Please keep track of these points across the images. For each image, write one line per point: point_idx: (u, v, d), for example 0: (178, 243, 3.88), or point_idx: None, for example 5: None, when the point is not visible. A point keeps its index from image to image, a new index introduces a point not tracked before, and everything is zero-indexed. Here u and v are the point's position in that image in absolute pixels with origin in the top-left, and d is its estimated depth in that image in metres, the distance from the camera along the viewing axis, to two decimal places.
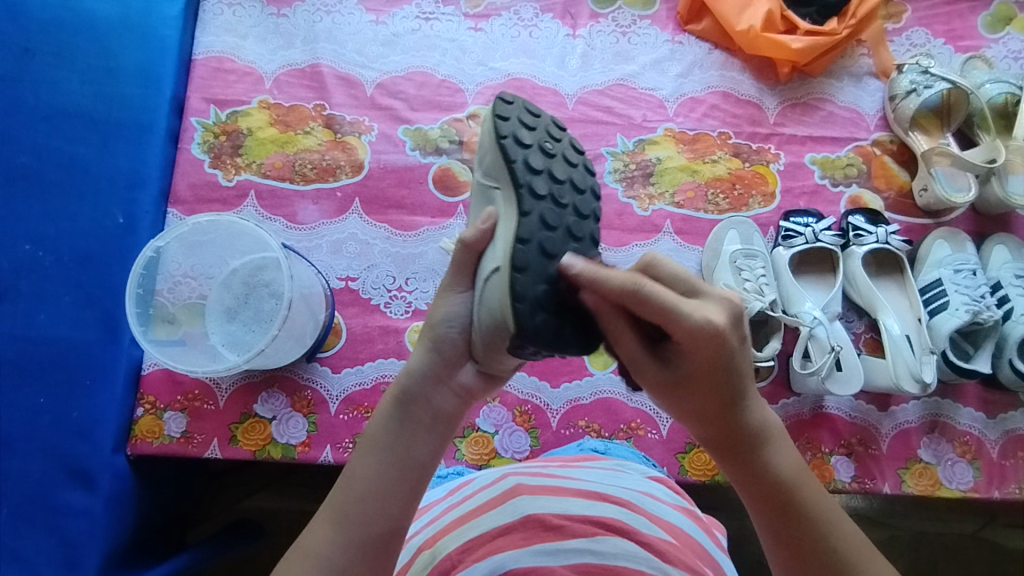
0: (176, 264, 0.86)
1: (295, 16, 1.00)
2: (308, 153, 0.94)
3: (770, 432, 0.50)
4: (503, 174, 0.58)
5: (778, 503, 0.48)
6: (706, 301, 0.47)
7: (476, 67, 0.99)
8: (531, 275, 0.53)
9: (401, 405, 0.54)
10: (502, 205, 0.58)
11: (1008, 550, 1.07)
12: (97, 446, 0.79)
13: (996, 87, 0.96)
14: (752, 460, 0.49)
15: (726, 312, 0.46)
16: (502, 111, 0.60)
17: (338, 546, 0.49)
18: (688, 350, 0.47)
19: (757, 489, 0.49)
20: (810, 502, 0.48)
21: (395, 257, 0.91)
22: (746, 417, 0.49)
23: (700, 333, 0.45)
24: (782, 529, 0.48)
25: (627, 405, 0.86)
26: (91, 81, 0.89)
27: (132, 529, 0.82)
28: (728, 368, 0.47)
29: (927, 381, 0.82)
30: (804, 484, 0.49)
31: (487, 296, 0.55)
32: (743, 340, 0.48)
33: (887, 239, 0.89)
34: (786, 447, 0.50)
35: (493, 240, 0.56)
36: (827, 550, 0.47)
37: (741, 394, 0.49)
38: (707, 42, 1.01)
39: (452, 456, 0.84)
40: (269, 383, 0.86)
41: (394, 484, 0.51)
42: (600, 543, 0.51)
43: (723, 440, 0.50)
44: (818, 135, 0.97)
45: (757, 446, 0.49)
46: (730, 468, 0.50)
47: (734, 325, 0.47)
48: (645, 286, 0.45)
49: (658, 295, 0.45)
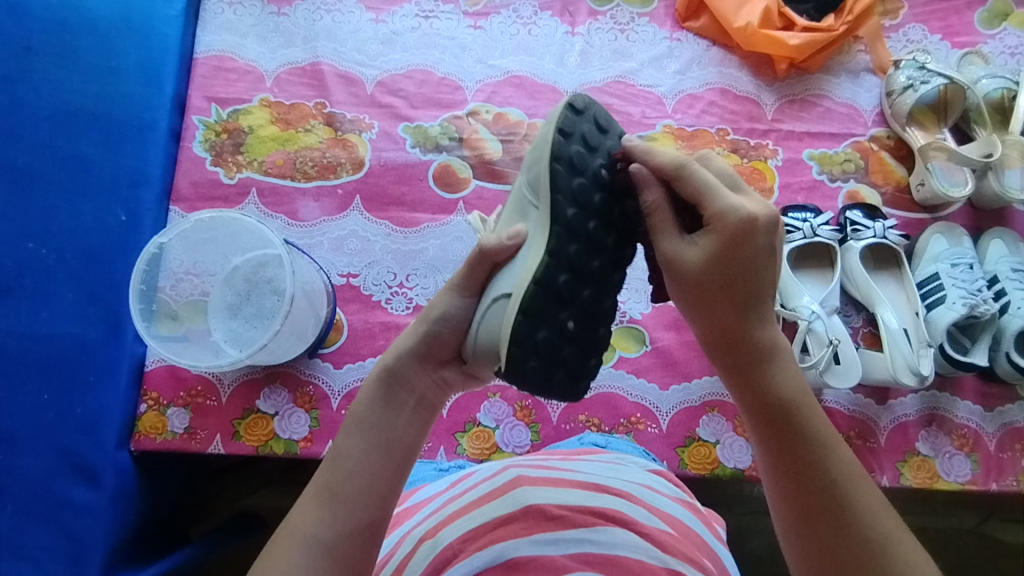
0: (178, 261, 0.87)
1: (295, 15, 1.01)
2: (309, 151, 0.95)
3: (777, 349, 0.55)
4: (545, 198, 0.56)
5: (774, 410, 0.53)
6: (747, 199, 0.53)
7: (476, 65, 1.00)
8: (537, 321, 0.54)
9: (386, 386, 0.57)
10: (533, 226, 0.57)
11: (1007, 544, 1.07)
12: (101, 442, 0.79)
13: (992, 82, 0.97)
14: (755, 371, 0.54)
15: (766, 213, 0.52)
16: (567, 125, 0.56)
17: (328, 522, 0.50)
18: (713, 243, 0.52)
19: (759, 396, 0.54)
20: (807, 418, 0.53)
21: (396, 253, 0.92)
22: (758, 329, 0.54)
23: (732, 221, 0.51)
24: (779, 445, 0.52)
25: (627, 399, 0.87)
26: (95, 79, 0.88)
27: (135, 525, 0.82)
28: (753, 268, 0.52)
29: (924, 374, 0.82)
30: (803, 401, 0.53)
31: (488, 317, 0.57)
32: (774, 251, 0.52)
33: (885, 234, 0.90)
34: (790, 368, 0.55)
35: (513, 262, 0.57)
36: (820, 469, 0.51)
37: (761, 303, 0.54)
38: (704, 39, 1.02)
39: (454, 450, 0.84)
40: (271, 379, 0.86)
41: (381, 463, 0.53)
42: (600, 533, 0.51)
43: (732, 347, 0.55)
44: (816, 131, 0.98)
45: (763, 360, 0.54)
46: (732, 372, 0.55)
47: (771, 229, 0.52)
48: (691, 166, 0.53)
49: (701, 176, 0.52)
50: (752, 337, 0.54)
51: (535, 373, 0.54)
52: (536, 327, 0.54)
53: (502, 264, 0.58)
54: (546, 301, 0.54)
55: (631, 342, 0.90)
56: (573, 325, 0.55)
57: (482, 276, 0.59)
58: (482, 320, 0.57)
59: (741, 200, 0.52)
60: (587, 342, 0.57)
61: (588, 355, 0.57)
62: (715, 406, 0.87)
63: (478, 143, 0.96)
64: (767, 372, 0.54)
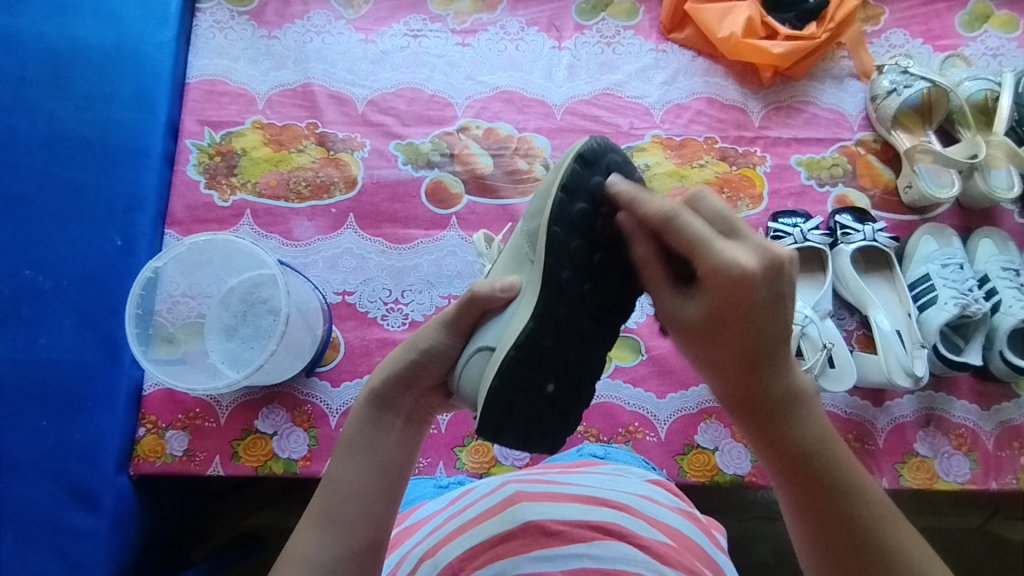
0: (174, 284, 0.88)
1: (285, 38, 1.02)
2: (302, 171, 0.95)
3: (801, 395, 0.50)
4: (539, 257, 0.54)
5: (800, 463, 0.49)
6: (742, 246, 0.48)
7: (465, 81, 1.01)
8: (514, 384, 0.53)
9: (375, 408, 0.58)
10: (527, 279, 0.56)
11: (1012, 542, 1.07)
12: (100, 467, 0.80)
13: (975, 84, 0.98)
14: (772, 426, 0.50)
15: (761, 261, 0.46)
16: (574, 181, 0.53)
17: (326, 547, 0.52)
18: (709, 297, 0.48)
19: (784, 452, 0.50)
20: (833, 467, 0.49)
21: (390, 270, 0.92)
22: (773, 380, 0.49)
23: (724, 276, 0.46)
24: (801, 497, 0.49)
25: (624, 408, 0.87)
26: (87, 107, 0.88)
27: (136, 549, 0.82)
28: (758, 320, 0.47)
29: (919, 375, 0.83)
30: (829, 448, 0.49)
31: (472, 365, 0.56)
32: (780, 295, 0.47)
33: (875, 236, 0.91)
34: (816, 414, 0.50)
35: (503, 315, 0.56)
36: (849, 519, 0.48)
37: (772, 351, 0.48)
38: (690, 50, 1.03)
39: (454, 465, 0.85)
40: (269, 400, 0.86)
41: (375, 483, 0.55)
42: (599, 547, 0.52)
43: (746, 401, 0.50)
44: (803, 137, 0.99)
45: (788, 411, 0.50)
46: (755, 427, 0.51)
47: (770, 277, 0.47)
48: (682, 217, 0.47)
49: (691, 225, 0.47)
50: (766, 391, 0.49)
51: (512, 429, 0.54)
52: (513, 390, 0.53)
53: (492, 313, 0.57)
54: (530, 367, 0.53)
55: (627, 351, 0.90)
56: (553, 388, 0.54)
57: (469, 321, 0.57)
58: (465, 367, 0.57)
59: (734, 246, 0.47)
60: (567, 406, 0.56)
61: (566, 418, 0.57)
62: (713, 412, 0.87)
63: (469, 159, 0.97)
64: (792, 420, 0.50)
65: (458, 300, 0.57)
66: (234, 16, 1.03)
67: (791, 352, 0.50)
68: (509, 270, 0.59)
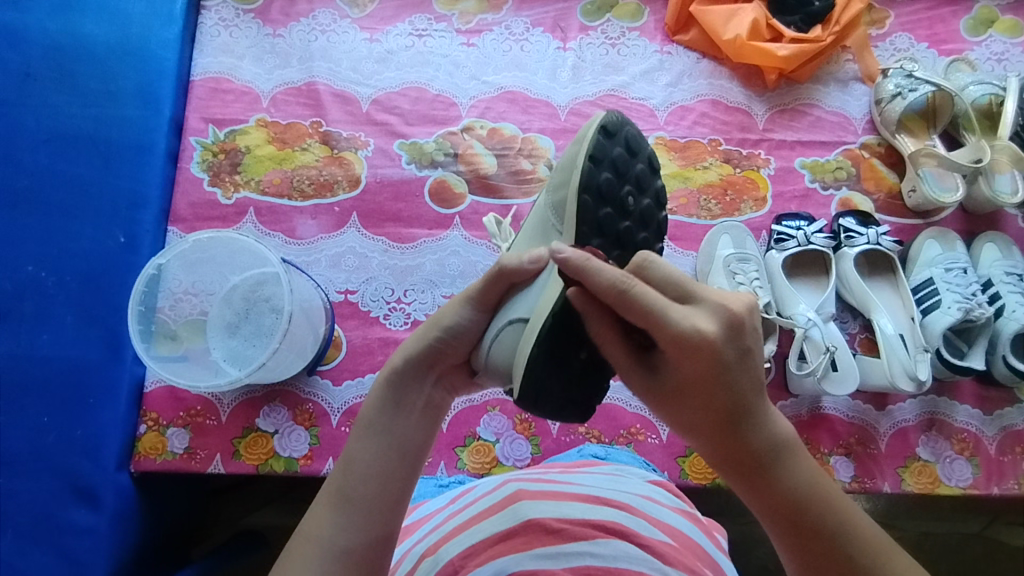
0: (177, 281, 0.88)
1: (290, 36, 1.02)
2: (306, 169, 0.95)
3: (784, 442, 0.48)
4: (568, 225, 0.58)
5: (792, 516, 0.47)
6: (698, 308, 0.46)
7: (469, 81, 1.01)
8: (552, 347, 0.54)
9: (395, 390, 0.57)
10: (557, 248, 0.59)
11: (1011, 548, 1.07)
12: (101, 464, 0.79)
13: (980, 88, 0.97)
14: (762, 483, 0.47)
15: (719, 321, 0.45)
16: (600, 149, 0.58)
17: (341, 528, 0.51)
18: (679, 362, 0.46)
19: (774, 507, 0.47)
20: (825, 515, 0.46)
21: (394, 269, 0.92)
22: (751, 435, 0.47)
23: (688, 345, 0.45)
24: (805, 558, 0.47)
25: (626, 410, 0.87)
26: (93, 103, 0.89)
27: (137, 547, 0.82)
28: (728, 381, 0.46)
29: (922, 379, 0.82)
30: (818, 496, 0.47)
31: (502, 338, 0.57)
32: (744, 351, 0.46)
33: (878, 240, 0.91)
34: (803, 459, 0.48)
35: (533, 286, 0.57)
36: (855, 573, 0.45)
37: (747, 407, 0.47)
38: (695, 52, 1.03)
39: (455, 465, 0.84)
40: (270, 398, 0.86)
41: (392, 466, 0.55)
42: (601, 546, 0.51)
43: (731, 462, 0.48)
44: (807, 140, 0.98)
45: (771, 464, 0.47)
46: (742, 485, 0.48)
47: (731, 335, 0.46)
48: (634, 287, 0.45)
49: (646, 298, 0.45)
50: (748, 446, 0.47)
51: (550, 396, 0.56)
52: (551, 360, 0.54)
53: (519, 285, 0.57)
54: (563, 334, 0.55)
55: None
56: (586, 356, 0.56)
57: (497, 294, 0.57)
58: (495, 340, 0.58)
59: (694, 311, 0.46)
60: (598, 375, 0.58)
61: (597, 389, 0.59)
62: None
63: (473, 159, 0.97)
64: (779, 477, 0.47)
65: (485, 274, 0.57)
66: (239, 14, 1.03)
67: (769, 404, 0.48)
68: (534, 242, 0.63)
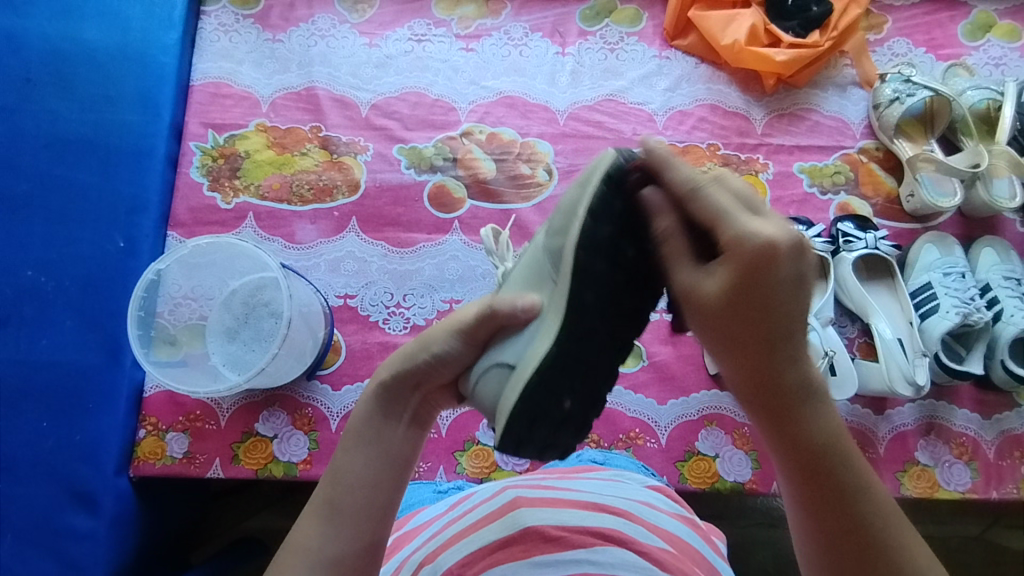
0: (176, 286, 0.88)
1: (290, 41, 1.02)
2: (305, 174, 0.96)
3: (815, 390, 0.49)
4: (565, 277, 0.52)
5: (812, 460, 0.49)
6: (767, 220, 0.46)
7: (468, 86, 1.01)
8: (536, 397, 0.52)
9: (383, 403, 0.58)
10: (548, 294, 0.54)
11: (1012, 551, 1.07)
12: (100, 469, 0.79)
13: (977, 93, 0.98)
14: (787, 422, 0.49)
15: (787, 236, 0.44)
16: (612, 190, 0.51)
17: (329, 537, 0.53)
18: (729, 269, 0.46)
19: (798, 453, 0.49)
20: (846, 468, 0.49)
21: (393, 274, 0.92)
22: (789, 370, 0.48)
23: (749, 246, 0.44)
24: (809, 496, 0.50)
25: (625, 414, 0.87)
26: (92, 108, 0.90)
27: (135, 552, 0.82)
28: (779, 301, 0.45)
29: (920, 384, 0.83)
30: (839, 449, 0.49)
31: (488, 379, 0.55)
32: (801, 275, 0.46)
33: (877, 244, 0.91)
34: (829, 409, 0.50)
35: (521, 332, 0.54)
36: (850, 504, 0.49)
37: (790, 339, 0.47)
38: (693, 57, 1.03)
39: (454, 470, 0.84)
40: (270, 403, 0.86)
41: (379, 475, 0.55)
42: (598, 553, 0.52)
43: (759, 382, 0.49)
44: (805, 144, 0.99)
45: (803, 406, 0.49)
46: (767, 425, 0.50)
47: (794, 253, 0.45)
48: (705, 190, 0.46)
49: (716, 199, 0.46)
50: (783, 381, 0.48)
51: (532, 442, 0.55)
52: (534, 415, 0.53)
53: (509, 327, 0.55)
54: (548, 383, 0.52)
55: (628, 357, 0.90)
56: (569, 405, 0.54)
57: (487, 331, 0.55)
58: (481, 380, 0.56)
59: (760, 220, 0.45)
60: (581, 421, 0.57)
61: (578, 431, 0.58)
62: (713, 419, 0.87)
63: (472, 163, 0.97)
64: (807, 417, 0.49)
65: (476, 309, 0.55)
66: (239, 19, 1.03)
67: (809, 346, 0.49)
68: (525, 281, 0.57)
